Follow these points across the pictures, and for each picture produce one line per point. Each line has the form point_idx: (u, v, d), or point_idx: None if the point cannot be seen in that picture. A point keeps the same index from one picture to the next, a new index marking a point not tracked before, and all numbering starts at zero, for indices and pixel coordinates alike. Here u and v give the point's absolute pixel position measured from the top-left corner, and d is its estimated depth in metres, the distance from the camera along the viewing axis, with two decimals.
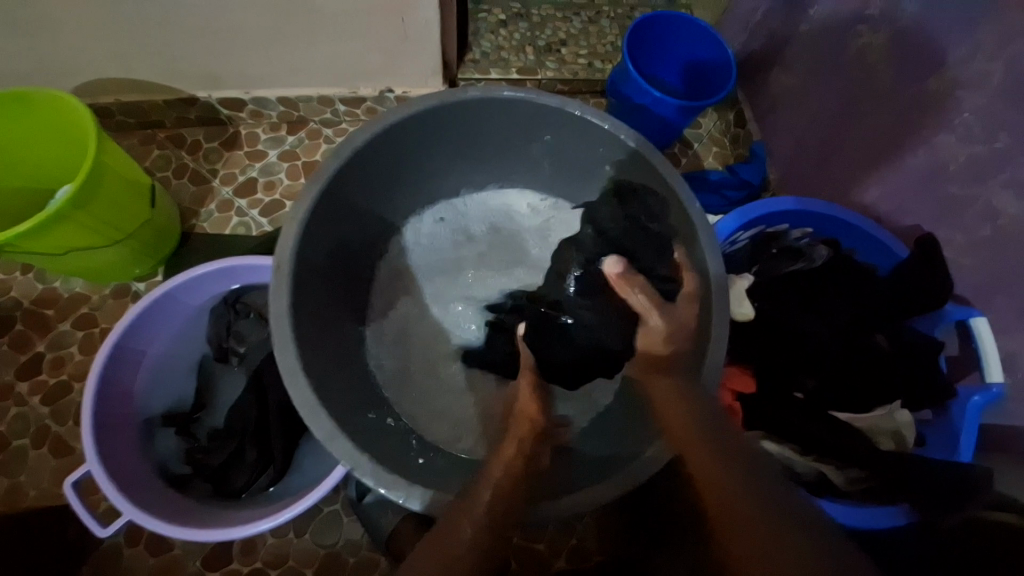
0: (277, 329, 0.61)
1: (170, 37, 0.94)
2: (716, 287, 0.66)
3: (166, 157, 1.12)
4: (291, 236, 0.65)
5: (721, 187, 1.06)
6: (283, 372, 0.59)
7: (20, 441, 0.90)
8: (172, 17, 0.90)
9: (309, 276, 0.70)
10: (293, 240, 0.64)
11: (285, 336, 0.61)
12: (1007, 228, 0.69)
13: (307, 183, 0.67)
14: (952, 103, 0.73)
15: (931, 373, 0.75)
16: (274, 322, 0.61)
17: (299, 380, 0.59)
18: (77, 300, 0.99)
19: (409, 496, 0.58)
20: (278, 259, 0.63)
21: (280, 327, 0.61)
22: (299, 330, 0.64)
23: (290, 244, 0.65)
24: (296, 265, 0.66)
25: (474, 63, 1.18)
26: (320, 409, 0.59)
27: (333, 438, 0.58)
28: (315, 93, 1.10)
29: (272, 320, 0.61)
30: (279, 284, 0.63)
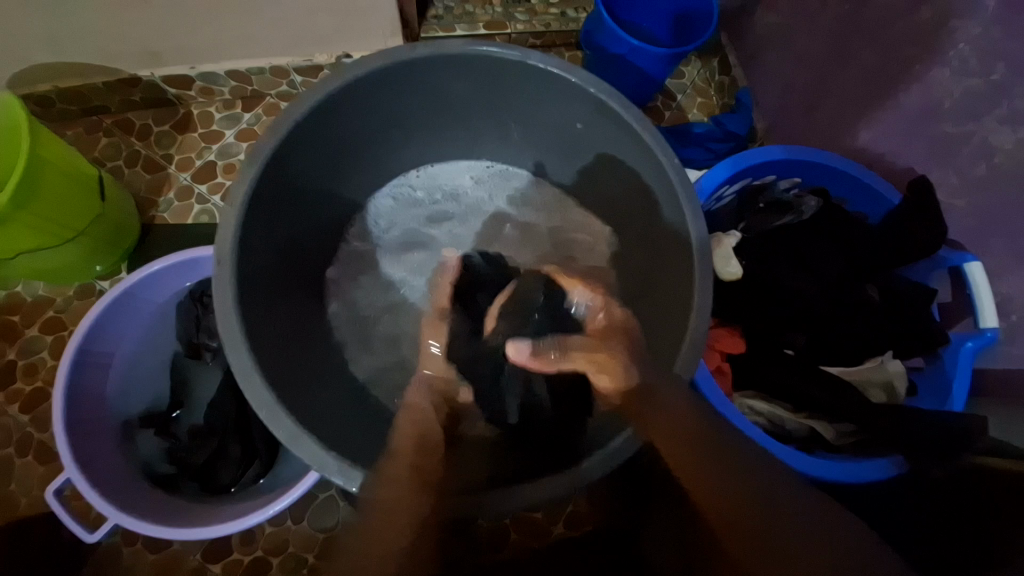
0: (224, 327, 0.57)
1: (96, 11, 0.85)
2: (696, 252, 0.63)
3: (116, 146, 1.05)
4: (231, 225, 0.60)
5: (706, 140, 1.01)
6: (235, 374, 0.57)
7: (2, 452, 0.88)
8: None
9: (256, 267, 0.65)
10: (234, 230, 0.60)
11: (234, 335, 0.57)
12: (1002, 166, 0.65)
13: (245, 165, 0.62)
14: (945, 34, 0.68)
15: (925, 322, 0.73)
16: (220, 320, 0.58)
17: (256, 381, 0.57)
18: (41, 304, 0.95)
19: (361, 485, 0.56)
20: (219, 255, 0.59)
21: (229, 328, 0.57)
22: (252, 324, 0.61)
23: (232, 234, 0.60)
24: (241, 259, 0.61)
25: (437, 20, 1.09)
26: (280, 409, 0.56)
27: (297, 439, 0.56)
28: (267, 64, 1.02)
29: (218, 317, 0.58)
30: (221, 278, 0.59)
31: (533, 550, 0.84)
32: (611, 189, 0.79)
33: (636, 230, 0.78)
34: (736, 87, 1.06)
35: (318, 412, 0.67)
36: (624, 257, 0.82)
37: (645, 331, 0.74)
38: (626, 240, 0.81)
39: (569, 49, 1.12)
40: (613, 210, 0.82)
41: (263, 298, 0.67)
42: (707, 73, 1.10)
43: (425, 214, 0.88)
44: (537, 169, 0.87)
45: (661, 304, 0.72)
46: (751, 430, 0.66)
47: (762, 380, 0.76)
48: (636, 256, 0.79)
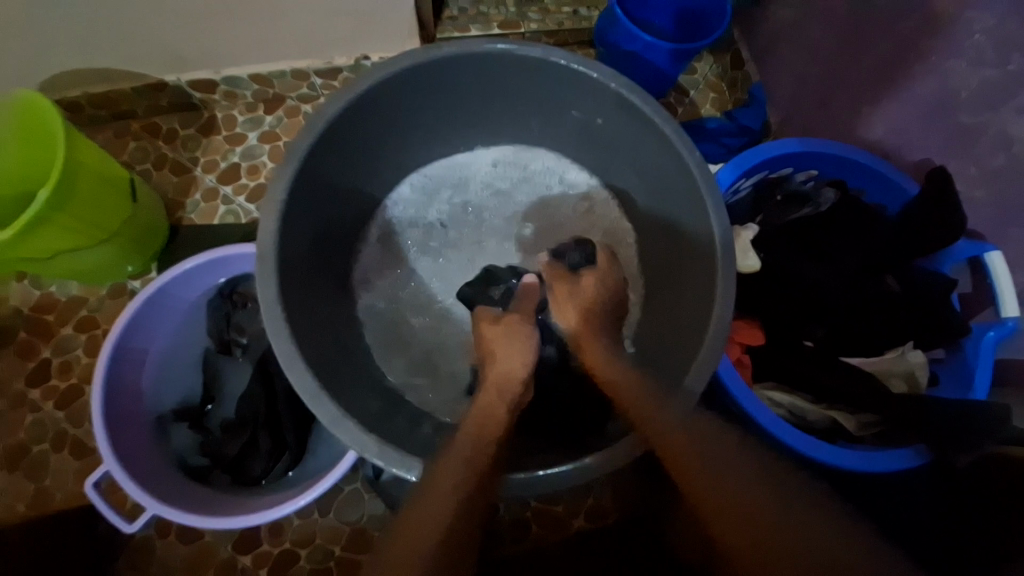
0: (267, 315, 0.60)
1: (127, 20, 0.89)
2: (719, 242, 0.64)
3: (142, 150, 1.08)
4: (271, 220, 0.62)
5: (720, 135, 1.02)
6: (280, 360, 0.59)
7: (39, 447, 0.92)
8: None
9: (293, 259, 0.67)
10: (274, 224, 0.62)
11: (278, 324, 0.59)
12: (1021, 156, 0.65)
13: (280, 164, 0.64)
14: (961, 25, 0.68)
15: (947, 311, 0.73)
16: (264, 311, 0.60)
17: (297, 369, 0.59)
18: (74, 304, 0.98)
19: (408, 469, 0.59)
20: (260, 248, 0.61)
21: (272, 316, 0.60)
22: (293, 314, 0.64)
23: (271, 229, 0.62)
24: (281, 251, 0.63)
25: (452, 21, 1.11)
26: (323, 394, 0.58)
27: (340, 422, 0.58)
28: (287, 68, 1.05)
29: (262, 309, 0.60)
30: (264, 270, 0.61)
31: (554, 542, 0.85)
32: (633, 184, 0.80)
33: (658, 222, 0.78)
34: (750, 81, 1.07)
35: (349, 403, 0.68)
36: (646, 251, 0.83)
37: (665, 323, 0.75)
38: (647, 233, 0.82)
39: (583, 48, 1.14)
40: (635, 204, 0.82)
41: (297, 291, 0.69)
42: (721, 68, 1.11)
43: (446, 209, 0.89)
44: (555, 167, 0.89)
45: (681, 295, 0.73)
46: (773, 421, 0.67)
47: (781, 372, 0.76)
48: (657, 250, 0.80)
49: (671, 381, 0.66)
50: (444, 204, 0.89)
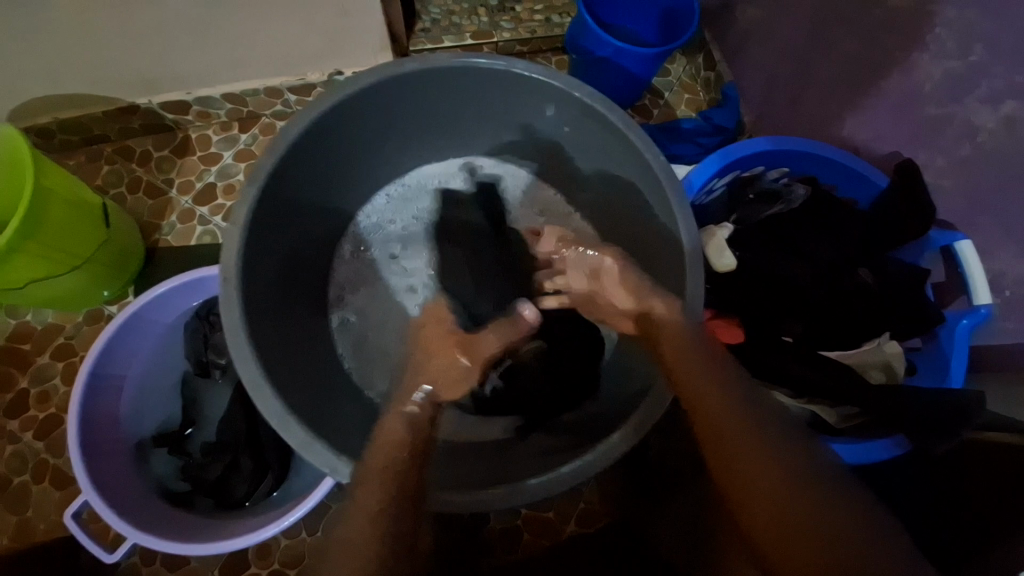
0: (232, 341, 0.59)
1: (95, 44, 0.88)
2: (686, 247, 0.64)
3: (117, 172, 1.07)
4: (235, 244, 0.62)
5: (696, 135, 1.04)
6: (247, 386, 0.58)
7: (18, 479, 0.90)
8: (92, 23, 0.84)
9: (259, 282, 0.67)
10: (238, 248, 0.61)
11: (242, 350, 0.59)
12: (987, 145, 0.66)
13: (246, 185, 0.63)
14: (922, 19, 0.69)
15: (922, 301, 0.74)
16: (230, 338, 0.59)
17: (264, 394, 0.58)
18: (51, 332, 0.97)
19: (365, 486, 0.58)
20: (225, 273, 0.60)
21: (235, 340, 0.59)
22: (258, 337, 0.63)
23: (236, 253, 0.62)
24: (246, 275, 0.63)
25: (424, 33, 1.11)
26: (291, 418, 0.58)
27: (309, 446, 0.57)
28: (261, 85, 1.04)
29: (229, 335, 0.59)
30: (229, 296, 0.60)
31: (545, 548, 0.85)
32: (603, 188, 0.81)
33: (629, 225, 0.79)
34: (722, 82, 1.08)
35: (326, 422, 0.68)
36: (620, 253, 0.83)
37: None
38: (619, 236, 0.82)
39: (556, 54, 1.15)
40: (608, 210, 0.82)
41: (268, 311, 0.68)
42: (693, 69, 1.13)
43: (419, 218, 0.89)
44: (527, 173, 0.89)
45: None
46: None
47: (763, 368, 0.76)
48: (631, 254, 0.80)
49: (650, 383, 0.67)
50: (415, 214, 0.89)
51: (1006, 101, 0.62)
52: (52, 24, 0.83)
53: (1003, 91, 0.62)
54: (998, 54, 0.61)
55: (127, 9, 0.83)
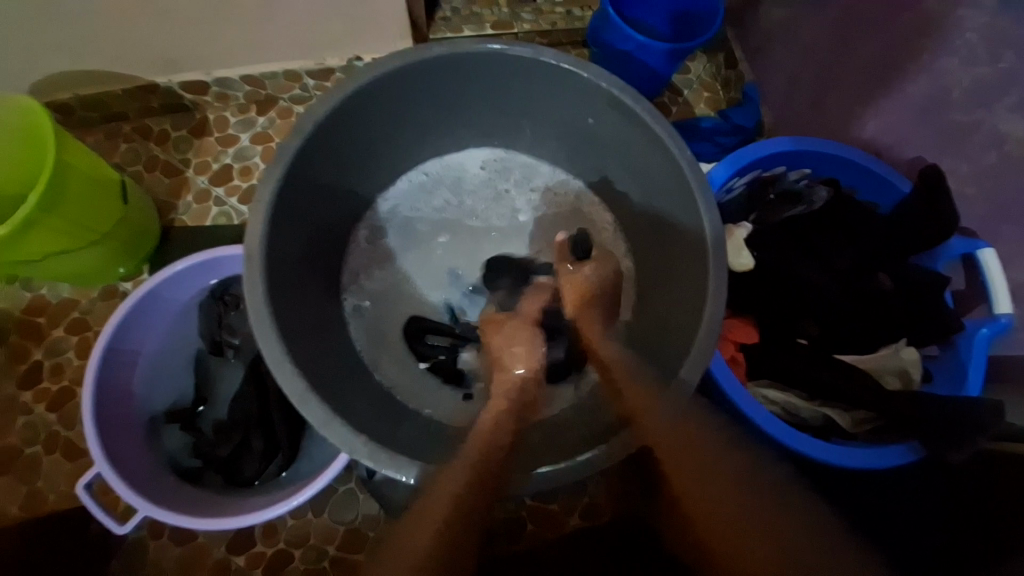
0: (256, 319, 0.59)
1: (118, 21, 0.88)
2: (711, 243, 0.64)
3: (135, 150, 1.08)
4: (259, 222, 0.62)
5: (714, 134, 1.04)
6: (268, 363, 0.58)
7: (31, 449, 0.91)
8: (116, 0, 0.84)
9: (282, 262, 0.67)
10: (261, 227, 0.62)
11: (265, 326, 0.59)
12: (1013, 153, 0.65)
13: (270, 165, 0.64)
14: (954, 22, 0.68)
15: (940, 308, 0.73)
16: (253, 315, 0.59)
17: (286, 372, 0.58)
18: (66, 306, 0.98)
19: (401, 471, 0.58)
20: (248, 250, 0.61)
21: (259, 318, 0.59)
22: (281, 317, 0.63)
23: (260, 232, 0.62)
24: (269, 254, 0.63)
25: (445, 21, 1.12)
26: (310, 395, 0.58)
27: (328, 424, 0.58)
28: (281, 69, 1.04)
29: (251, 312, 0.60)
30: (253, 273, 0.60)
31: (549, 540, 0.85)
32: (624, 182, 0.80)
33: (649, 219, 0.78)
34: (743, 81, 1.08)
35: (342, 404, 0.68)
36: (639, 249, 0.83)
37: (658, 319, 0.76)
38: (639, 228, 0.82)
39: (576, 48, 1.14)
40: (628, 203, 0.82)
41: (287, 291, 0.68)
42: (714, 68, 1.12)
43: (437, 207, 0.89)
44: (546, 165, 0.89)
45: (673, 295, 0.72)
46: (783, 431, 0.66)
47: (776, 369, 0.76)
48: (650, 249, 0.80)
49: (665, 379, 0.67)
50: (433, 202, 0.89)
51: None
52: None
53: None
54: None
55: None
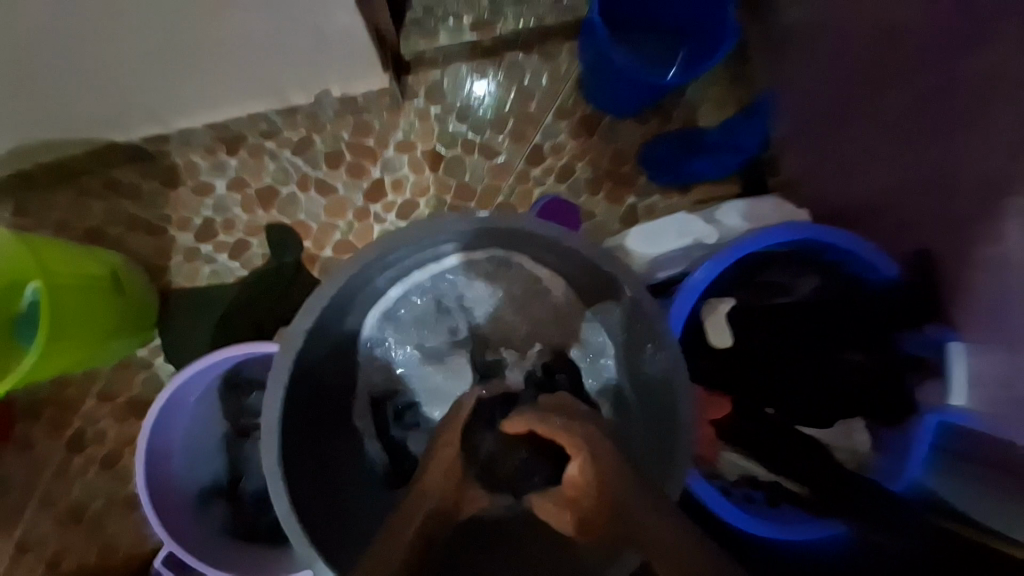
0: (266, 452, 0.66)
1: (76, 85, 0.83)
2: (680, 391, 0.70)
3: (109, 209, 1.04)
4: (285, 365, 0.67)
5: (717, 151, 1.06)
6: (265, 474, 0.65)
7: (96, 504, 1.05)
8: (54, 64, 0.77)
9: (298, 395, 0.75)
10: (285, 375, 0.67)
11: (271, 454, 0.66)
12: (1012, 256, 0.64)
13: (305, 306, 0.68)
14: (988, 94, 0.64)
15: (903, 389, 0.80)
16: (266, 437, 0.66)
17: (279, 490, 0.66)
18: (90, 376, 1.05)
19: None
20: (275, 373, 0.66)
21: (269, 440, 0.66)
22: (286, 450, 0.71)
23: (287, 367, 0.68)
24: (286, 397, 0.69)
25: (415, 25, 1.07)
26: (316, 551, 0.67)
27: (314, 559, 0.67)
28: (243, 111, 1.00)
29: (264, 436, 0.66)
30: (268, 420, 0.66)
31: None
32: (619, 318, 0.81)
33: (639, 342, 0.78)
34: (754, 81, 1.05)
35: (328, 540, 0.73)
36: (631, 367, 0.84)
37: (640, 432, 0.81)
38: (635, 349, 0.80)
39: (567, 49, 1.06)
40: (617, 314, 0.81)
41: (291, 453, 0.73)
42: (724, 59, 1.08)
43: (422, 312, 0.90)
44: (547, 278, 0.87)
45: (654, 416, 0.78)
46: (747, 522, 0.78)
47: (744, 440, 0.83)
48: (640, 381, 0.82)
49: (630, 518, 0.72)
50: (421, 308, 0.90)
51: None
52: (33, 75, 0.78)
53: None
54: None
55: (81, 41, 0.74)
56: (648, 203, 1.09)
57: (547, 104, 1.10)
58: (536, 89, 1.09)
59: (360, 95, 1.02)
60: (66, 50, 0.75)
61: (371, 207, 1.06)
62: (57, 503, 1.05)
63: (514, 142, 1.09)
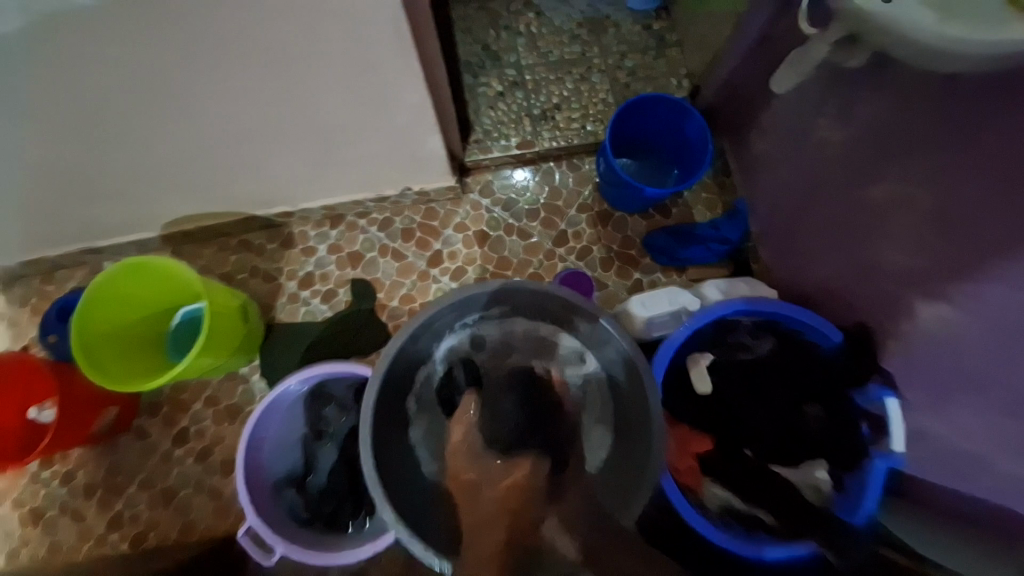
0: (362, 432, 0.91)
1: (247, 179, 1.20)
2: (655, 421, 0.93)
3: (241, 260, 1.40)
4: (380, 371, 0.95)
5: (708, 241, 1.32)
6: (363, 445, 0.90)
7: (185, 490, 1.30)
8: (240, 165, 1.14)
9: (389, 396, 1.02)
10: (379, 378, 0.94)
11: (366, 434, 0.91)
12: (925, 327, 0.86)
13: (397, 333, 0.97)
14: (887, 215, 0.89)
15: (856, 440, 0.96)
16: (362, 419, 0.92)
17: (368, 459, 0.90)
18: (201, 385, 1.34)
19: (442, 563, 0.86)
20: (372, 376, 0.94)
21: (365, 420, 0.92)
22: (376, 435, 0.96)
23: (381, 372, 0.95)
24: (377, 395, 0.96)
25: (477, 143, 1.44)
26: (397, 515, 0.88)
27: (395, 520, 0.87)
28: (349, 198, 1.35)
29: (360, 420, 0.92)
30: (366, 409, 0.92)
31: None
32: (618, 365, 1.03)
33: (631, 384, 1.00)
34: (735, 190, 1.34)
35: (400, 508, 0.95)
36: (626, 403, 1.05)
37: (637, 461, 0.98)
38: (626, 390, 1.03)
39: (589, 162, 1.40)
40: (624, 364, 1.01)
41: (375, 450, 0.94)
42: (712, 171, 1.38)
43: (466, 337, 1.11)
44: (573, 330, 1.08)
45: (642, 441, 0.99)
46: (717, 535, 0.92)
47: (719, 474, 0.99)
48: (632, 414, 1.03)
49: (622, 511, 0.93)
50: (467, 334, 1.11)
51: (939, 303, 0.82)
52: (226, 172, 1.16)
53: (938, 294, 0.82)
54: (917, 258, 0.84)
55: (270, 152, 1.11)
56: (651, 280, 1.35)
57: (572, 199, 1.42)
58: (564, 189, 1.42)
59: (432, 191, 1.37)
60: (255, 160, 1.13)
61: (431, 269, 1.38)
62: (155, 485, 1.31)
63: (544, 227, 1.40)
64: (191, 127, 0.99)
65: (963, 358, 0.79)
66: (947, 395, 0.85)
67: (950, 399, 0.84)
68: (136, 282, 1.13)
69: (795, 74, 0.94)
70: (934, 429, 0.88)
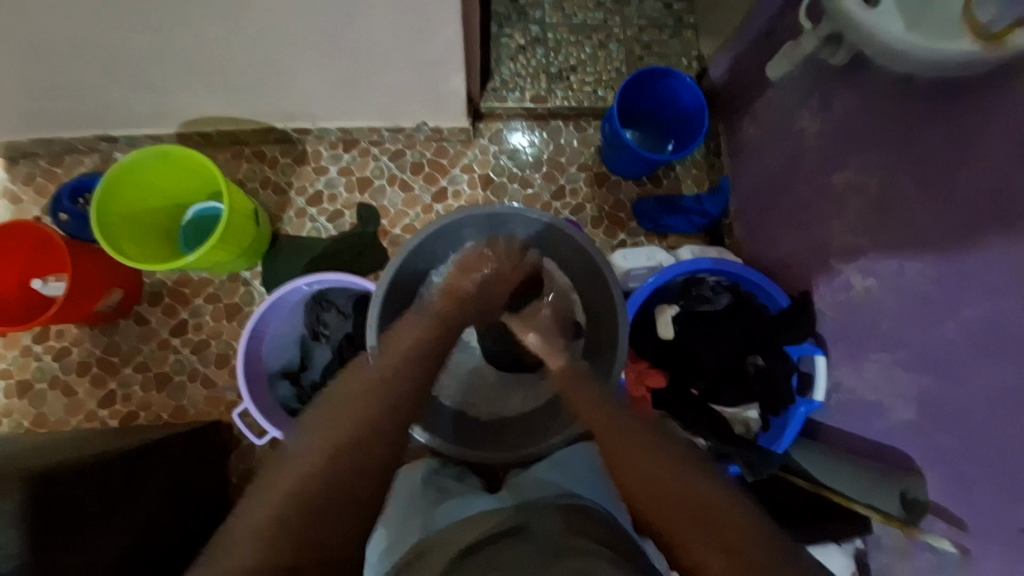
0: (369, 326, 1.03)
1: (272, 88, 1.25)
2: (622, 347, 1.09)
3: (254, 171, 1.47)
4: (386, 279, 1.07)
5: (689, 213, 1.45)
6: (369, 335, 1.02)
7: (179, 376, 1.39)
8: (270, 73, 1.19)
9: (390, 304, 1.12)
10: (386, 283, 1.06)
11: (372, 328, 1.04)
12: (856, 296, 1.01)
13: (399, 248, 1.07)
14: (841, 199, 1.03)
15: (786, 388, 1.12)
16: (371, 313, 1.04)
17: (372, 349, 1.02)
18: (204, 283, 1.42)
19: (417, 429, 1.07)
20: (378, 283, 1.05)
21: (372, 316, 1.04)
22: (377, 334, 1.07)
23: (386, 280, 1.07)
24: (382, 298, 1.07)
25: (494, 91, 1.52)
26: None
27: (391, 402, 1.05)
28: (366, 125, 1.42)
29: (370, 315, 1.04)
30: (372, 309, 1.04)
31: None
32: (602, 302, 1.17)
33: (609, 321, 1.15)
34: (722, 170, 1.48)
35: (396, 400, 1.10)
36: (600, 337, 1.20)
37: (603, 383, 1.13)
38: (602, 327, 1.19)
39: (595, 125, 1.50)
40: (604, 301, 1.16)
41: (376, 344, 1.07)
42: (705, 150, 1.50)
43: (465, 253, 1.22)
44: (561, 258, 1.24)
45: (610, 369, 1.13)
46: None
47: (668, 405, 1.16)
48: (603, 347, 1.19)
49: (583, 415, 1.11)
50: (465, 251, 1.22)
51: (870, 276, 0.97)
52: (253, 77, 1.20)
53: (871, 269, 0.97)
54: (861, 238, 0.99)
55: (299, 62, 1.15)
56: (634, 243, 1.48)
57: (574, 158, 1.52)
58: (568, 148, 1.53)
59: (447, 130, 1.45)
60: (286, 72, 1.19)
61: (435, 205, 1.48)
62: (150, 369, 1.39)
63: (545, 180, 1.51)
64: (232, 27, 1.03)
65: (880, 320, 0.96)
66: (861, 354, 1.02)
67: (862, 356, 1.02)
68: (158, 170, 1.18)
69: (787, 62, 1.04)
70: (848, 382, 1.05)
